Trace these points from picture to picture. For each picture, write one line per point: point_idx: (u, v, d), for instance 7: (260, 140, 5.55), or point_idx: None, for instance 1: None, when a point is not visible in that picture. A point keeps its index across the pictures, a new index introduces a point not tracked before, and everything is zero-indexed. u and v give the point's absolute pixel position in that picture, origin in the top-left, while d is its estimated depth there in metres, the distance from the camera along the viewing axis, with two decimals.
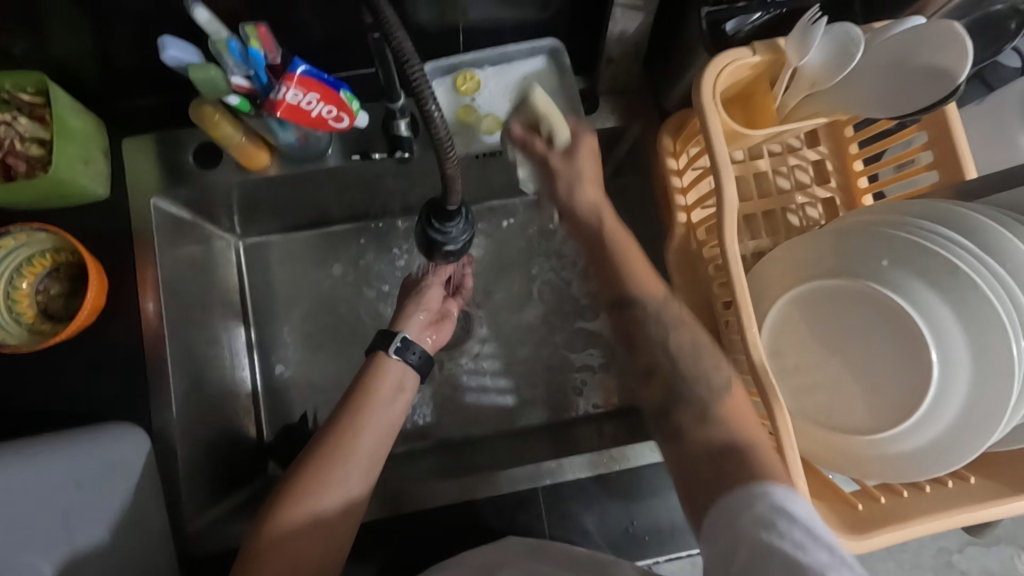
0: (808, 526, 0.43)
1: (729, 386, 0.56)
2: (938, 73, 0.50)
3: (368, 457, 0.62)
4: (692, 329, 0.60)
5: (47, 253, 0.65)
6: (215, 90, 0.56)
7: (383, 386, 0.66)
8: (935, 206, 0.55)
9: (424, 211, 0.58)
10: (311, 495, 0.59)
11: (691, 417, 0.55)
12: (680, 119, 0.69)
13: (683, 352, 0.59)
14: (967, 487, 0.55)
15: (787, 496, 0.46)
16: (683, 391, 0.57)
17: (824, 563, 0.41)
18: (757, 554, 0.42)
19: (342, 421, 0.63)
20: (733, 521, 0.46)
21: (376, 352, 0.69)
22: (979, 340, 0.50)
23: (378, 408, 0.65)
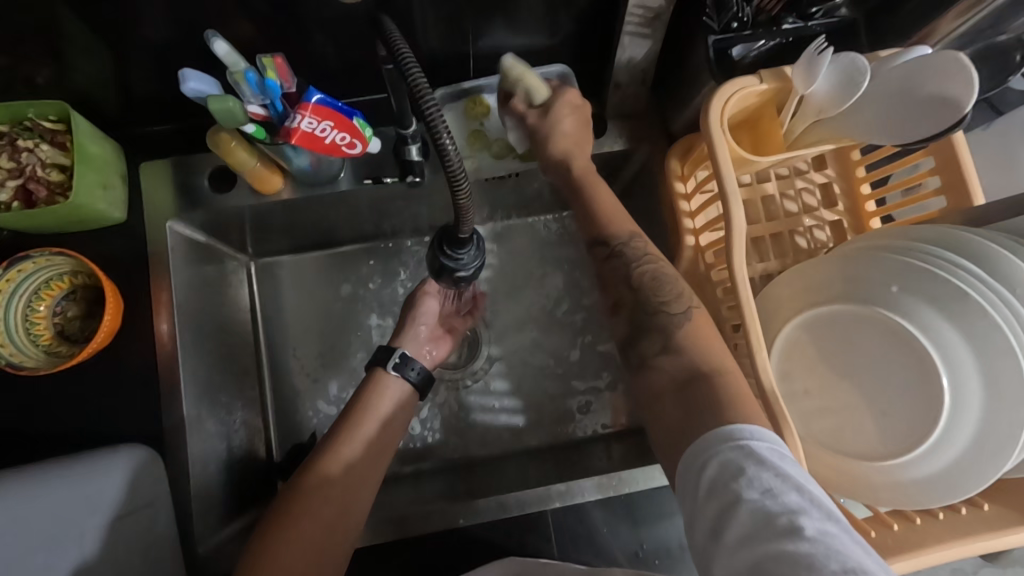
0: (775, 466, 0.45)
1: (690, 311, 0.59)
2: (945, 102, 0.51)
3: (366, 465, 0.68)
4: (655, 261, 0.62)
5: (65, 275, 0.67)
6: (229, 118, 0.55)
7: (383, 400, 0.72)
8: (944, 231, 0.55)
9: (436, 237, 0.59)
10: (313, 505, 0.62)
11: (657, 347, 0.58)
12: (689, 143, 0.70)
13: (644, 281, 0.61)
14: (980, 514, 0.54)
15: (753, 434, 0.47)
16: (649, 319, 0.60)
17: (792, 509, 0.43)
18: (728, 507, 0.45)
19: (342, 434, 0.68)
20: (703, 468, 0.48)
21: (376, 369, 0.74)
22: (991, 367, 0.50)
23: (376, 420, 0.70)
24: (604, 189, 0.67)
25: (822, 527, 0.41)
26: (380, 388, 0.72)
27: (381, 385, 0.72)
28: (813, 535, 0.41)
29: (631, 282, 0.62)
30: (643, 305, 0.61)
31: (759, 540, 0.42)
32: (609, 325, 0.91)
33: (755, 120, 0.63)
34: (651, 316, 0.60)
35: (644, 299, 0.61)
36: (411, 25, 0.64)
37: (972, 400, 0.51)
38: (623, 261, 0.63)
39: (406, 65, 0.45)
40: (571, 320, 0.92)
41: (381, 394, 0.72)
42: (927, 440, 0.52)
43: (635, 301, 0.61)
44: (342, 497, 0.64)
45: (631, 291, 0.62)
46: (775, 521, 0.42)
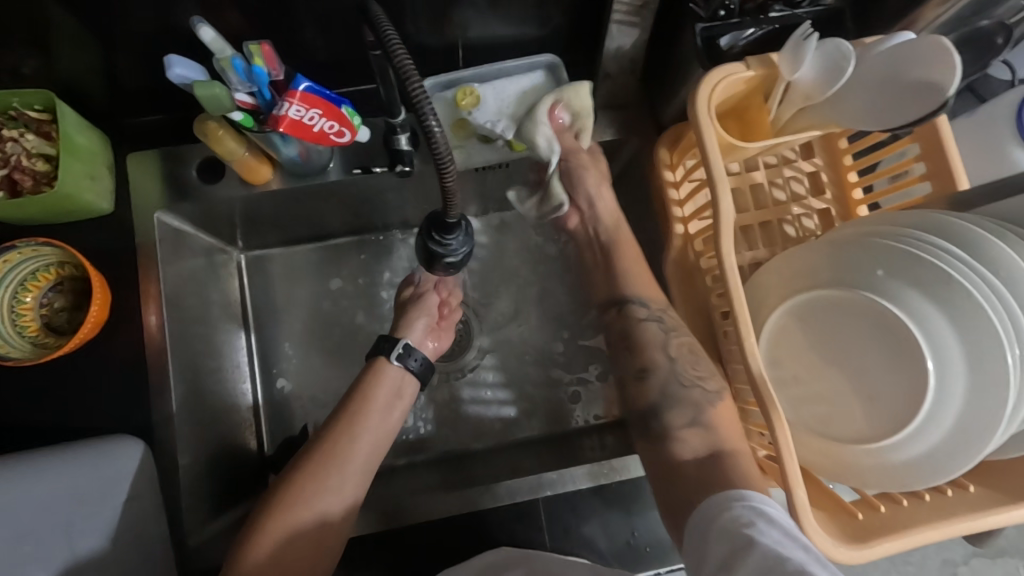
0: (785, 527, 0.49)
1: (722, 395, 0.62)
2: (929, 87, 0.51)
3: (367, 458, 0.66)
4: (689, 334, 0.66)
5: (51, 266, 0.66)
6: (215, 103, 0.55)
7: (382, 390, 0.71)
8: (929, 216, 0.56)
9: (424, 225, 0.59)
10: (308, 493, 0.62)
11: (684, 421, 0.62)
12: (677, 132, 0.70)
13: (682, 354, 0.65)
14: (966, 496, 0.55)
15: (768, 507, 0.51)
16: (676, 393, 0.64)
17: (802, 558, 0.45)
18: (740, 550, 0.47)
19: (342, 425, 0.67)
20: (717, 525, 0.51)
21: (377, 359, 0.73)
22: (974, 350, 0.51)
23: (377, 412, 0.69)
24: (635, 261, 0.72)
25: (831, 575, 0.43)
26: (379, 377, 0.72)
27: (378, 375, 0.72)
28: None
29: (668, 351, 0.66)
30: (676, 376, 0.64)
31: (771, 574, 0.44)
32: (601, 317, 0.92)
33: (742, 109, 0.63)
34: (683, 389, 0.63)
35: (678, 370, 0.65)
36: (400, 14, 0.64)
37: (957, 382, 0.52)
38: (655, 328, 0.67)
39: (395, 54, 0.45)
40: (563, 312, 0.92)
41: (380, 384, 0.71)
42: (912, 422, 0.52)
43: (668, 370, 0.65)
44: (335, 489, 0.63)
45: (667, 360, 0.65)
46: (787, 562, 0.44)
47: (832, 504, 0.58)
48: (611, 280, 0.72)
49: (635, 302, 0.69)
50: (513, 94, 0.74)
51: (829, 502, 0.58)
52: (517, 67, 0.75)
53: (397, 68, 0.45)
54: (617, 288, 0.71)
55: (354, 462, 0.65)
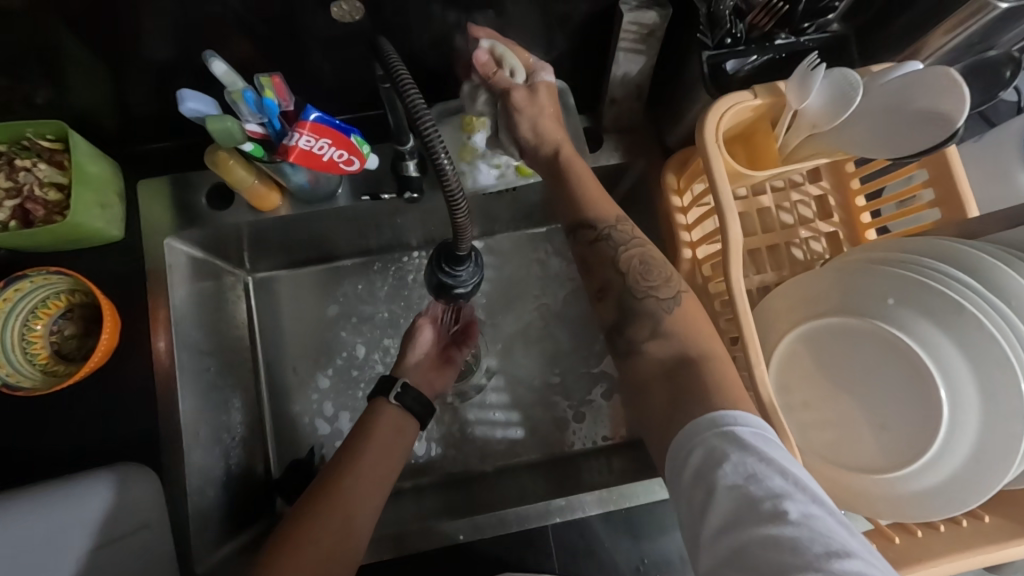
0: (758, 451, 0.47)
1: (679, 296, 0.60)
2: (937, 117, 0.51)
3: (372, 483, 0.67)
4: (641, 245, 0.63)
5: (61, 294, 0.66)
6: (229, 137, 0.56)
7: (386, 420, 0.73)
8: (937, 244, 0.56)
9: (434, 255, 0.59)
10: (319, 522, 0.62)
11: (646, 333, 0.59)
12: (684, 157, 0.70)
13: (632, 265, 0.62)
14: (981, 526, 0.54)
15: (739, 426, 0.49)
16: (635, 307, 0.61)
17: (776, 494, 0.45)
18: (713, 490, 0.47)
19: (345, 456, 0.69)
20: (690, 454, 0.50)
21: (377, 398, 0.74)
22: (988, 380, 0.50)
23: (381, 442, 0.71)
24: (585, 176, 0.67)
25: (807, 510, 0.44)
26: (379, 413, 0.73)
27: (376, 410, 0.73)
28: (800, 519, 0.43)
29: (618, 266, 0.62)
30: (630, 291, 0.61)
31: (747, 523, 0.45)
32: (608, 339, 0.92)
33: (749, 134, 0.63)
34: (638, 300, 0.61)
35: (630, 285, 0.61)
36: (408, 43, 0.65)
37: (970, 413, 0.51)
38: (608, 245, 0.63)
39: (403, 81, 0.46)
40: (569, 332, 0.92)
41: (382, 412, 0.73)
42: (925, 453, 0.52)
43: (621, 285, 0.62)
44: (347, 515, 0.64)
45: (618, 275, 0.62)
46: (760, 505, 0.45)
47: None
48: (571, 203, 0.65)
49: (587, 224, 0.64)
50: None
51: None
52: None
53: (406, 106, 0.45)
54: (578, 210, 0.65)
55: (357, 486, 0.66)
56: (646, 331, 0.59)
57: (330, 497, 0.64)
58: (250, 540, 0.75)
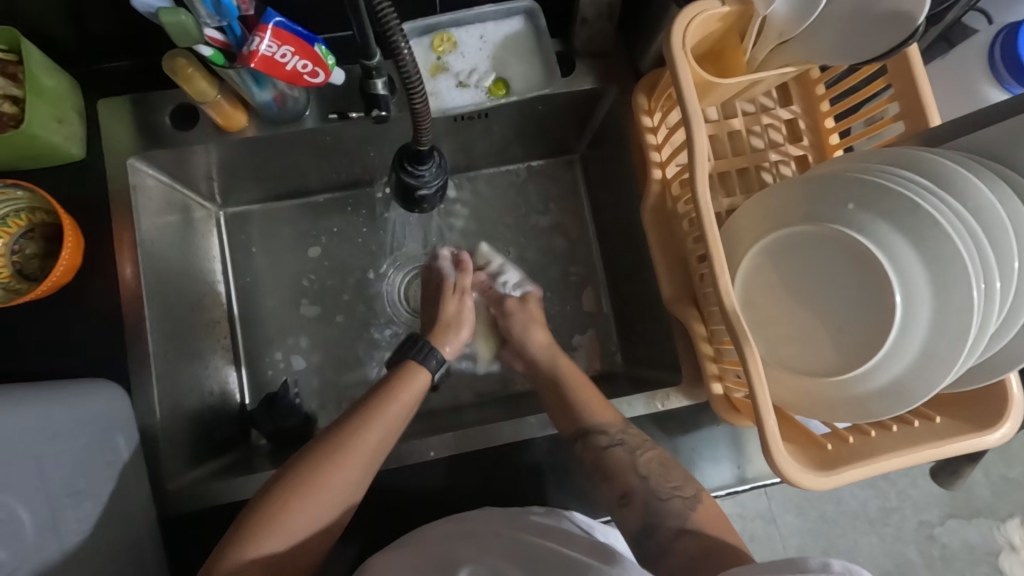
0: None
1: (699, 496, 0.65)
2: (900, 17, 0.51)
3: (366, 454, 0.65)
4: (653, 448, 0.69)
5: (22, 213, 0.65)
6: (184, 37, 0.53)
7: (405, 392, 0.71)
8: (902, 152, 0.56)
9: (398, 159, 0.66)
10: (322, 488, 0.62)
11: (675, 492, 0.65)
12: (654, 78, 0.70)
13: (651, 469, 0.67)
14: (932, 426, 0.56)
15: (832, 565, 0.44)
16: (660, 508, 0.65)
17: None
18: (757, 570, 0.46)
19: (359, 421, 0.67)
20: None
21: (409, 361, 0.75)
22: (941, 278, 0.51)
23: (399, 411, 0.69)
24: (585, 388, 0.75)
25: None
26: (410, 379, 0.73)
27: (410, 377, 0.73)
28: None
29: (639, 470, 0.67)
30: (653, 493, 0.66)
31: None
32: (581, 276, 0.93)
33: (719, 50, 0.63)
34: (663, 504, 0.65)
35: (654, 486, 0.66)
36: None
37: (922, 311, 0.52)
38: (621, 451, 0.68)
39: None
40: (547, 270, 0.93)
41: (405, 386, 0.72)
42: (878, 352, 0.53)
43: (644, 490, 0.66)
44: (347, 484, 0.63)
45: (641, 479, 0.67)
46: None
47: (803, 437, 0.60)
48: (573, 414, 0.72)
49: (596, 431, 0.69)
50: (492, 44, 0.75)
51: (800, 435, 0.60)
52: (494, 13, 0.75)
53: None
54: (578, 419, 0.71)
55: (356, 458, 0.64)
56: (672, 530, 0.64)
57: (333, 463, 0.63)
58: (222, 465, 0.75)
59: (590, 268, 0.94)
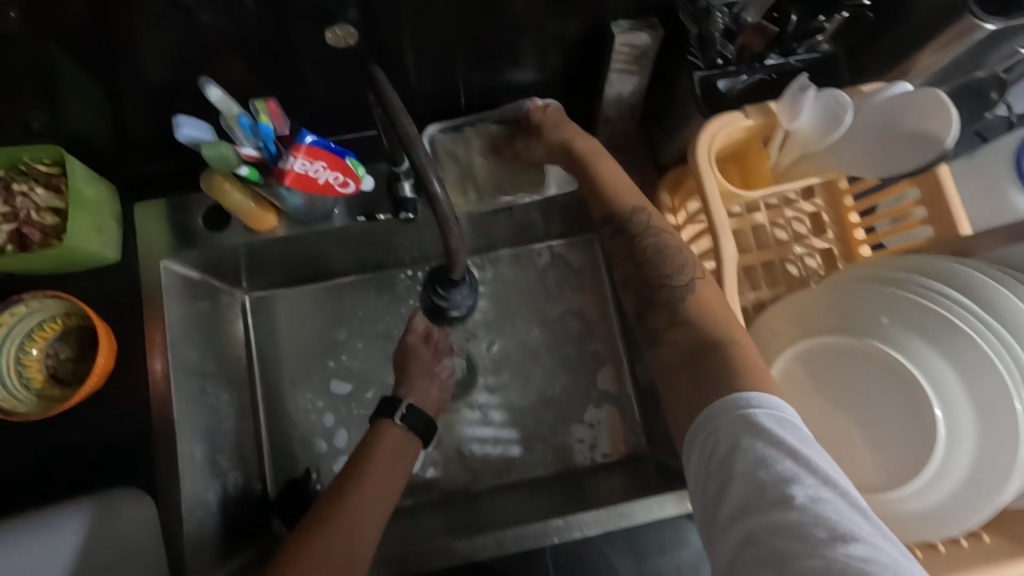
0: (794, 452, 0.45)
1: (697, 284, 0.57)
2: (925, 137, 0.52)
3: (379, 493, 0.67)
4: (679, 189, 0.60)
5: (57, 317, 0.66)
6: (224, 163, 0.57)
7: (385, 443, 0.73)
8: (931, 262, 0.56)
9: (429, 280, 0.64)
10: (328, 522, 0.61)
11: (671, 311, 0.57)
12: (677, 176, 0.71)
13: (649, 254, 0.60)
14: (982, 547, 0.54)
15: (761, 397, 0.48)
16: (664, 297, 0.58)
17: (785, 477, 0.45)
18: (713, 418, 0.49)
19: (351, 472, 0.68)
20: (716, 435, 0.49)
21: (380, 419, 0.76)
22: (983, 402, 0.50)
23: (383, 457, 0.71)
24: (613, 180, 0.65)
25: (813, 495, 0.43)
26: (381, 434, 0.74)
27: (382, 430, 0.75)
28: (806, 506, 0.43)
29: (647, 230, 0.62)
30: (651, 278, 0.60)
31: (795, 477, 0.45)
32: (602, 354, 0.93)
33: (742, 152, 0.64)
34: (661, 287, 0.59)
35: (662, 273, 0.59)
36: (404, 68, 0.66)
37: (965, 432, 0.51)
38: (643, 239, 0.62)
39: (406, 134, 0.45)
40: (567, 348, 0.93)
41: (381, 436, 0.74)
42: (921, 474, 0.52)
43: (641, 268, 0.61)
44: (360, 526, 0.63)
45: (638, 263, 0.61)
46: (771, 490, 0.45)
47: None
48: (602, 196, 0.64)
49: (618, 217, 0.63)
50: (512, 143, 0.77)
51: None
52: None
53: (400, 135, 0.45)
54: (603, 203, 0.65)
55: (369, 500, 0.66)
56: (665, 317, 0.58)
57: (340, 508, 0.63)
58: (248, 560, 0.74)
59: (610, 345, 0.93)
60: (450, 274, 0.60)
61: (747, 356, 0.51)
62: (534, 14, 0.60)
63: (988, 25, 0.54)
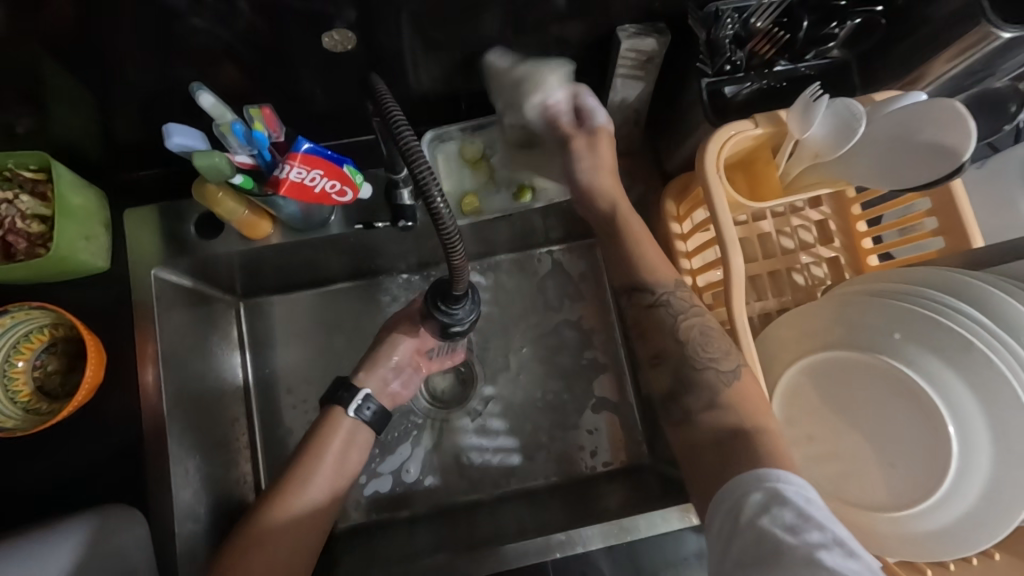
0: (818, 522, 0.45)
1: (740, 369, 0.56)
2: (942, 149, 0.50)
3: (324, 496, 0.68)
4: (701, 314, 0.60)
5: (45, 328, 0.64)
6: (218, 175, 0.55)
7: (335, 441, 0.70)
8: (943, 274, 0.55)
9: (432, 293, 0.63)
10: (261, 537, 0.63)
11: (700, 404, 0.57)
12: (683, 183, 0.69)
13: (691, 336, 0.59)
14: (993, 565, 0.53)
15: (790, 475, 0.49)
16: (693, 376, 0.58)
17: (811, 542, 0.44)
18: (742, 488, 0.49)
19: (294, 474, 0.67)
20: (743, 503, 0.49)
21: (334, 407, 0.72)
22: (1000, 421, 0.49)
23: (330, 455, 0.69)
24: (647, 247, 0.64)
25: (840, 561, 0.42)
26: (334, 428, 0.70)
27: (333, 422, 0.71)
28: (835, 571, 0.42)
29: (677, 335, 0.60)
30: (688, 361, 0.59)
31: (823, 538, 0.44)
32: (603, 362, 0.92)
33: (750, 161, 0.62)
34: (697, 372, 0.58)
35: (690, 354, 0.59)
36: (403, 72, 0.64)
37: (980, 452, 0.50)
38: (666, 312, 0.61)
39: (404, 142, 0.43)
40: (565, 356, 0.92)
41: (333, 432, 0.70)
42: (934, 494, 0.51)
43: (678, 353, 0.59)
44: (294, 540, 0.64)
45: (678, 344, 0.60)
46: (795, 552, 0.44)
47: None
48: (626, 264, 0.63)
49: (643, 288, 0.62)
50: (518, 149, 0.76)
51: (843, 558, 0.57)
52: None
53: (397, 143, 0.43)
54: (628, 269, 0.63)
55: (306, 506, 0.66)
56: (701, 401, 0.57)
57: (271, 520, 0.64)
58: None
59: (611, 353, 0.92)
60: (453, 289, 0.58)
61: (768, 442, 0.53)
62: (539, 20, 0.58)
63: (1005, 34, 0.52)
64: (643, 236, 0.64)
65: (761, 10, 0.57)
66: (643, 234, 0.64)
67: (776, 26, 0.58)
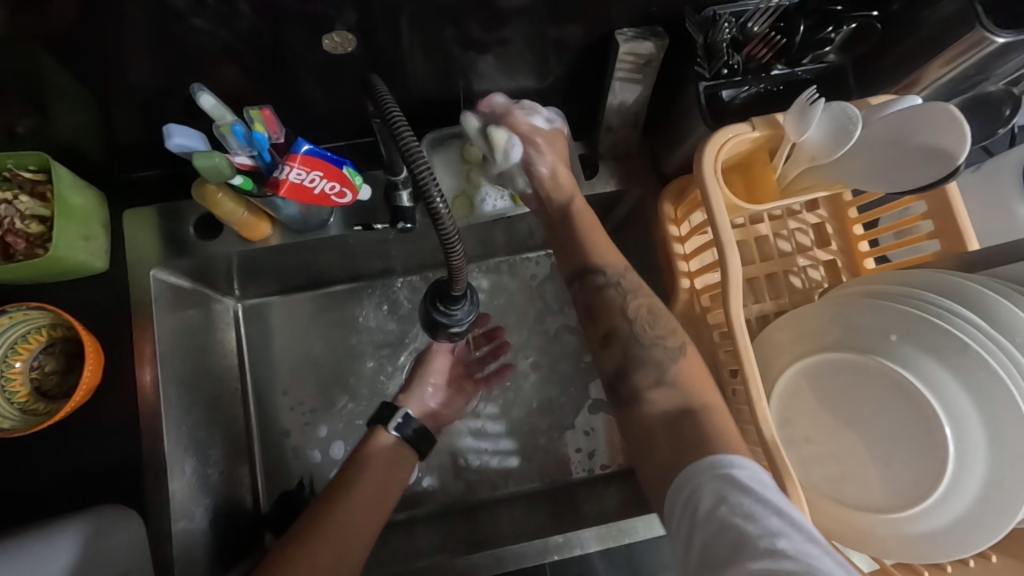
0: (776, 507, 0.46)
1: (684, 347, 0.60)
2: (938, 153, 0.51)
3: (370, 510, 0.68)
4: (648, 295, 0.63)
5: (43, 328, 0.64)
6: (218, 174, 0.55)
7: (377, 458, 0.72)
8: (940, 277, 0.55)
9: (431, 294, 0.64)
10: (310, 546, 0.62)
11: (649, 381, 0.59)
12: (680, 187, 0.70)
13: (639, 315, 0.62)
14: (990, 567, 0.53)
15: (743, 459, 0.49)
16: (640, 354, 0.60)
17: (771, 530, 0.45)
18: (696, 475, 0.50)
19: (338, 490, 0.68)
20: (697, 492, 0.49)
21: (376, 426, 0.75)
22: (996, 422, 0.50)
23: (374, 471, 0.71)
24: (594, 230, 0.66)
25: (802, 548, 0.43)
26: (375, 445, 0.73)
27: (375, 440, 0.74)
28: (795, 558, 0.43)
29: (627, 313, 0.62)
30: (636, 338, 0.61)
31: (782, 524, 0.45)
32: None
33: (747, 164, 0.63)
34: (644, 349, 0.60)
35: (636, 333, 0.61)
36: (402, 74, 0.65)
37: (976, 452, 0.50)
38: (615, 293, 0.63)
39: (407, 145, 0.43)
40: (563, 359, 0.92)
41: (374, 449, 0.73)
42: (931, 495, 0.51)
43: (626, 333, 0.61)
44: (342, 550, 0.63)
45: (627, 322, 0.62)
46: (755, 542, 0.44)
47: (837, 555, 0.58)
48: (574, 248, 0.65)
49: (595, 270, 0.64)
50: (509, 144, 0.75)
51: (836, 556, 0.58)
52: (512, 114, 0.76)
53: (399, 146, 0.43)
54: (576, 253, 0.65)
55: (353, 517, 0.66)
56: (648, 377, 0.59)
57: (317, 529, 0.64)
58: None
59: None
60: (451, 290, 0.59)
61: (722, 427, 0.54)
62: (537, 23, 0.59)
63: (1000, 38, 0.53)
64: (594, 229, 0.66)
65: (758, 14, 0.58)
66: (594, 227, 0.66)
67: (773, 31, 0.58)
